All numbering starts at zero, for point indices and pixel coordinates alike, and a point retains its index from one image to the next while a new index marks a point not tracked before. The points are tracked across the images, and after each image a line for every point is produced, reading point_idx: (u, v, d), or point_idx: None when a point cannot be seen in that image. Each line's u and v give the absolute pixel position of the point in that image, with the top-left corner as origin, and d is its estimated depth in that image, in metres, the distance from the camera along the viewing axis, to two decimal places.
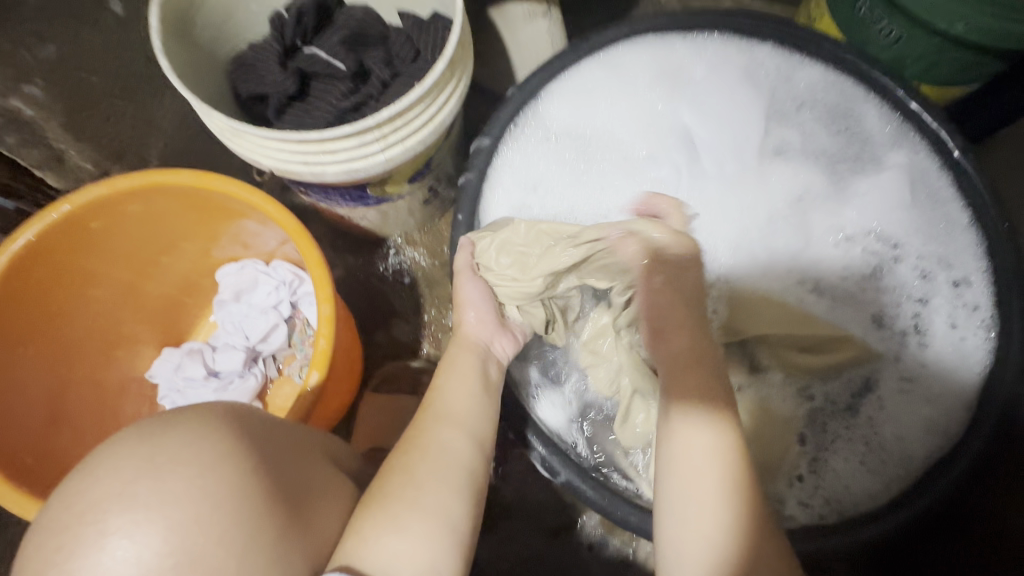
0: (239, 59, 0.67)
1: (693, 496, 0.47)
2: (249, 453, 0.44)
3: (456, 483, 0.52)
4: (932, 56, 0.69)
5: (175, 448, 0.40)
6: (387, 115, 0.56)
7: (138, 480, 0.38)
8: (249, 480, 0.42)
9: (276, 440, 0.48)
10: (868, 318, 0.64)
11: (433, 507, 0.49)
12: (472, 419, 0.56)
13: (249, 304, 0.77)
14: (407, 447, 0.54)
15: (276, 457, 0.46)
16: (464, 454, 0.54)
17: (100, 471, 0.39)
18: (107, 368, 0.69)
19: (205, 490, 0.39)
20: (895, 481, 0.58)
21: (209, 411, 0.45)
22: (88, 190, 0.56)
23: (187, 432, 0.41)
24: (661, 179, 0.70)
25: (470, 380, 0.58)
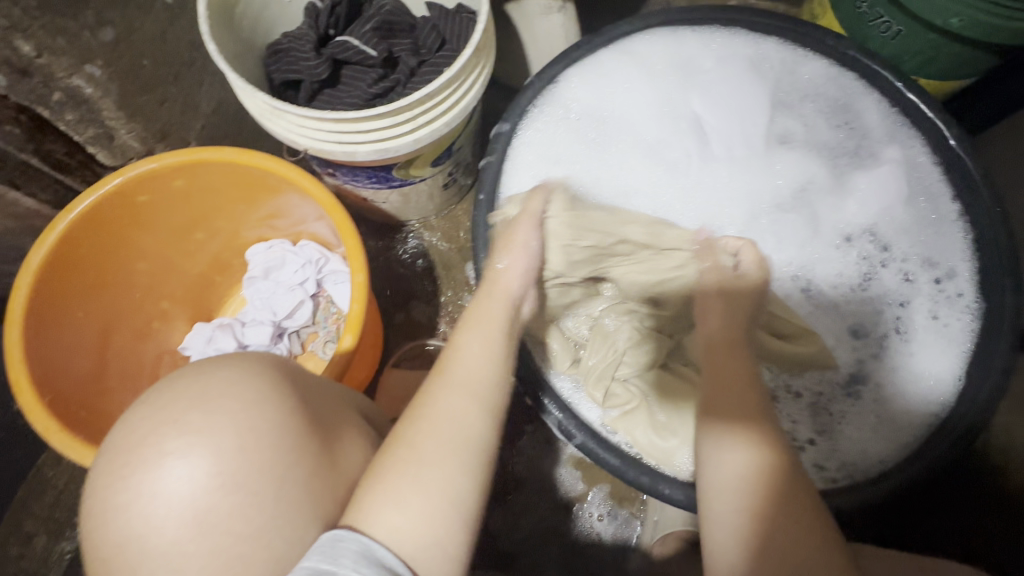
0: (274, 46, 0.71)
1: (728, 513, 0.49)
2: (292, 394, 0.47)
3: (461, 455, 0.48)
4: (929, 52, 0.73)
5: (222, 384, 0.45)
6: (417, 98, 0.60)
7: (192, 410, 0.43)
8: (291, 420, 0.45)
9: (316, 389, 0.51)
10: (844, 330, 0.68)
11: (435, 482, 0.46)
12: (483, 387, 0.52)
13: (277, 281, 0.81)
14: (415, 417, 0.50)
15: (316, 402, 0.49)
16: (473, 420, 0.50)
17: (164, 400, 0.44)
18: (146, 338, 0.73)
19: (248, 422, 0.43)
20: (897, 446, 0.62)
21: (254, 359, 0.48)
22: (140, 164, 0.61)
23: (234, 373, 0.46)
24: (674, 162, 0.74)
25: (492, 341, 0.55)
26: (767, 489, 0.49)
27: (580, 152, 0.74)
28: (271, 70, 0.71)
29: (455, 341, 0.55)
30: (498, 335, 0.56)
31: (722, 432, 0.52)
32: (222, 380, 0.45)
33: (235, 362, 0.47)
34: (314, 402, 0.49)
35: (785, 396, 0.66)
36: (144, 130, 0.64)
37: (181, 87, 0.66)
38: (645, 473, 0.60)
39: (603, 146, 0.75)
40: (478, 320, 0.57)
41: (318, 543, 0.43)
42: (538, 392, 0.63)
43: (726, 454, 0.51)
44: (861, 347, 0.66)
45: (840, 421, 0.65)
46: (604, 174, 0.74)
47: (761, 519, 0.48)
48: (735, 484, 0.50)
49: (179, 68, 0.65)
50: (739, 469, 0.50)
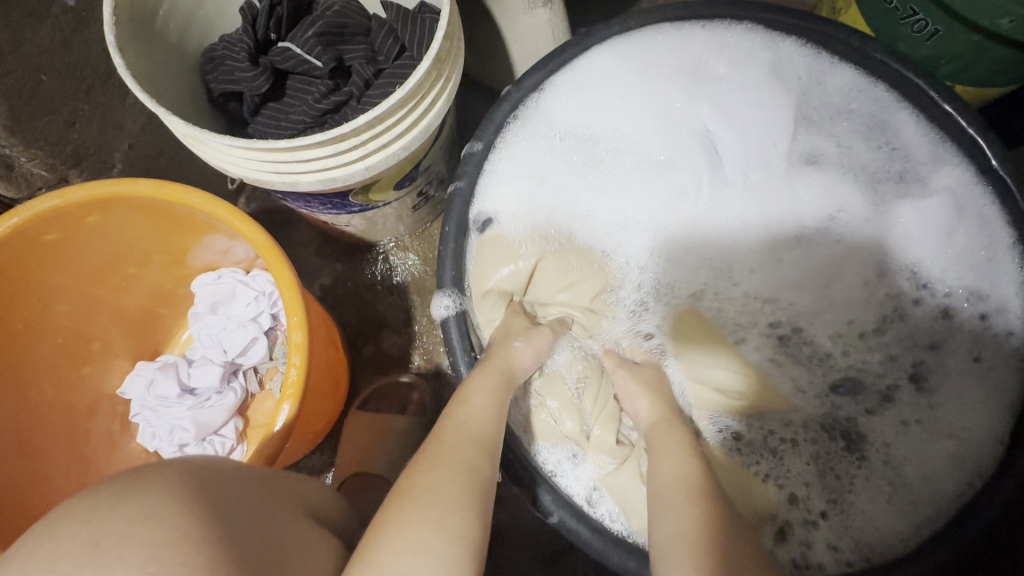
0: (208, 53, 0.61)
1: (661, 476, 0.49)
2: (217, 519, 0.37)
3: (478, 506, 0.44)
4: (969, 56, 0.63)
5: (123, 528, 0.33)
6: (364, 121, 0.50)
7: (79, 569, 0.32)
8: (221, 558, 0.35)
9: (246, 491, 0.42)
10: (824, 386, 0.60)
11: (457, 528, 0.42)
12: (489, 436, 0.49)
13: (227, 316, 0.72)
14: (424, 462, 0.46)
15: (249, 520, 0.40)
16: (479, 454, 0.48)
17: (36, 559, 0.32)
18: (75, 387, 0.65)
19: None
20: (926, 522, 0.53)
21: (171, 477, 0.38)
22: (39, 200, 0.51)
23: (145, 504, 0.35)
24: (680, 188, 0.65)
25: (496, 381, 0.53)
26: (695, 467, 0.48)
27: (569, 181, 0.65)
28: (206, 81, 0.62)
29: (460, 389, 0.53)
30: (498, 383, 0.53)
31: (652, 423, 0.55)
32: (127, 515, 0.34)
33: (149, 483, 0.37)
34: (247, 521, 0.40)
35: (787, 450, 0.59)
36: (50, 156, 0.55)
37: (98, 104, 0.58)
38: (631, 558, 0.51)
39: (595, 173, 0.65)
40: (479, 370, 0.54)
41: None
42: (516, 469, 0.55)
43: (663, 445, 0.51)
44: (849, 403, 0.59)
45: (855, 490, 0.56)
46: (596, 201, 0.65)
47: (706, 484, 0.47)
48: (670, 475, 0.48)
49: (92, 82, 0.56)
50: (672, 453, 0.50)
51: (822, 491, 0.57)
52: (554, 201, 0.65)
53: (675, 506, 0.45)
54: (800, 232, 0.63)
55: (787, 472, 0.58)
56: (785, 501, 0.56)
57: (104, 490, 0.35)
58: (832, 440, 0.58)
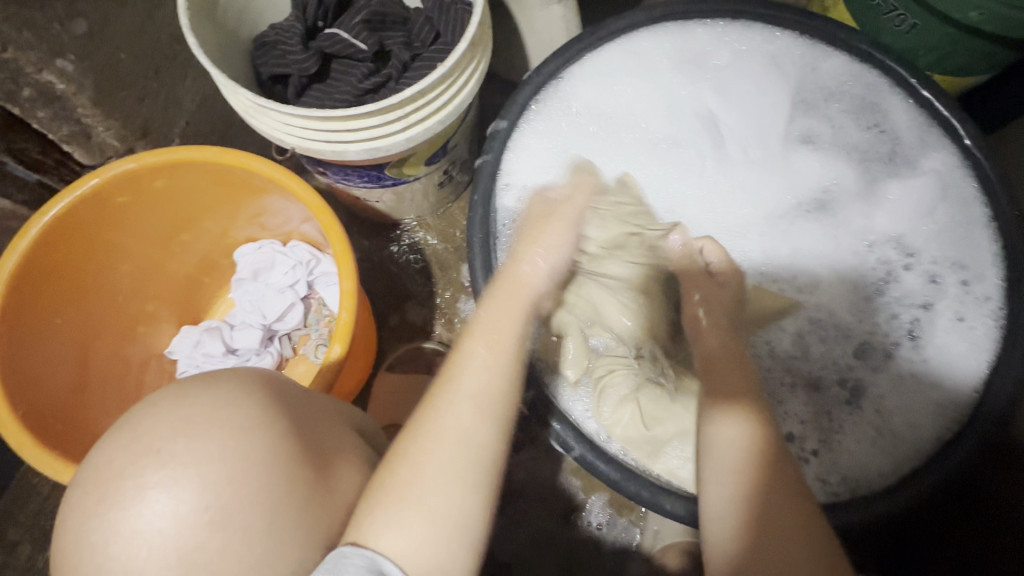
0: (260, 39, 0.68)
1: (720, 478, 0.51)
2: (286, 413, 0.44)
3: (467, 479, 0.46)
4: (946, 47, 0.69)
5: (211, 410, 0.40)
6: (410, 94, 0.56)
7: (176, 439, 0.39)
8: (288, 445, 0.42)
9: (306, 398, 0.48)
10: (853, 348, 0.64)
11: (438, 508, 0.44)
12: (490, 402, 0.49)
13: (267, 283, 0.78)
14: (417, 434, 0.48)
15: (312, 421, 0.46)
16: (477, 435, 0.48)
17: (135, 431, 0.39)
18: (130, 343, 0.71)
19: (240, 451, 0.39)
20: (908, 461, 0.59)
21: (243, 374, 0.45)
22: (116, 164, 0.58)
23: (223, 395, 0.41)
24: (685, 162, 0.71)
25: (499, 351, 0.52)
26: (742, 472, 0.51)
27: (591, 152, 0.71)
28: (257, 64, 0.68)
29: (462, 343, 0.53)
30: (508, 362, 0.52)
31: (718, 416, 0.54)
32: (210, 402, 0.41)
33: (226, 377, 0.44)
34: (311, 422, 0.46)
35: (783, 392, 0.64)
36: (122, 127, 0.62)
37: (162, 83, 0.64)
38: (645, 487, 0.57)
39: (610, 144, 0.71)
40: (486, 323, 0.53)
41: (326, 561, 0.41)
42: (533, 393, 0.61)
43: (717, 429, 0.53)
44: (861, 365, 0.63)
45: (843, 432, 0.61)
46: (613, 171, 0.70)
47: (752, 491, 0.50)
48: (727, 461, 0.51)
49: (159, 62, 0.62)
50: (729, 446, 0.52)
51: (811, 434, 0.62)
52: (573, 169, 0.70)
53: (720, 504, 0.51)
54: (796, 201, 0.69)
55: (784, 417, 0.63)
56: (780, 440, 0.62)
57: (192, 383, 0.42)
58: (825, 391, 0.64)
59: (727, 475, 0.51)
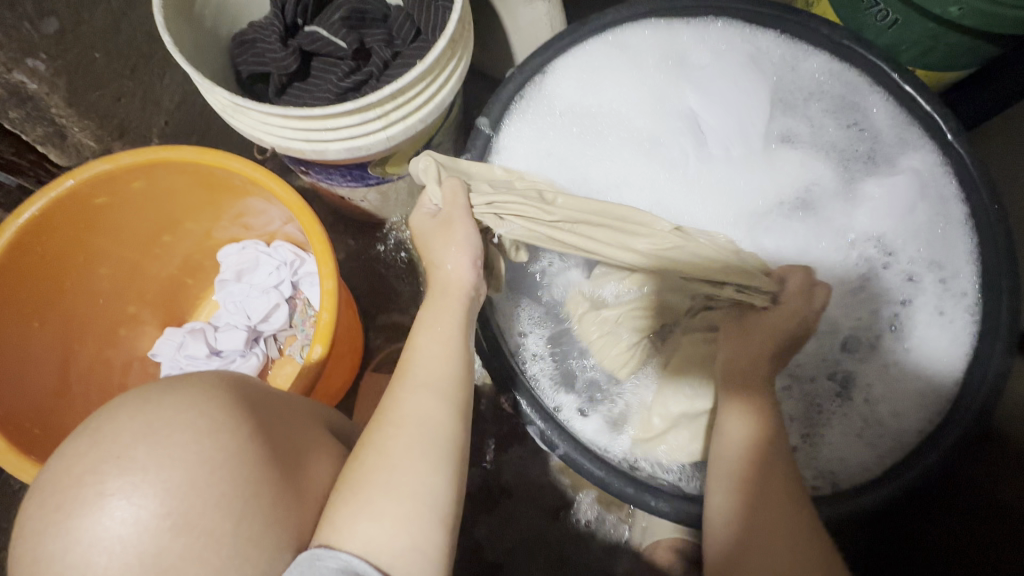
0: (239, 37, 0.67)
1: (720, 475, 0.53)
2: (249, 416, 0.44)
3: (435, 455, 0.48)
4: (928, 42, 0.69)
5: (174, 415, 0.40)
6: (390, 92, 0.56)
7: (136, 444, 0.38)
8: (251, 446, 0.42)
9: (271, 404, 0.48)
10: (834, 344, 0.64)
11: (409, 488, 0.45)
12: (447, 384, 0.51)
13: (251, 284, 0.77)
14: (382, 421, 0.49)
15: (276, 423, 0.46)
16: (439, 416, 0.49)
17: (105, 432, 0.38)
18: (112, 346, 0.71)
19: (203, 454, 0.39)
20: (889, 454, 0.59)
21: (205, 380, 0.44)
22: (91, 165, 0.57)
23: (184, 399, 0.41)
24: (669, 159, 0.70)
25: (450, 337, 0.54)
26: (740, 469, 0.52)
27: (576, 149, 0.70)
28: (236, 63, 0.67)
29: (415, 336, 0.54)
30: (458, 347, 0.54)
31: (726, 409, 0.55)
32: (171, 409, 0.40)
33: (187, 382, 0.43)
34: (278, 429, 0.46)
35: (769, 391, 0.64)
36: (98, 128, 0.61)
37: (139, 82, 0.63)
38: (630, 485, 0.57)
39: (595, 140, 0.71)
40: (434, 311, 0.55)
41: (296, 564, 0.41)
42: (512, 391, 0.59)
43: (727, 427, 0.54)
44: (844, 358, 0.63)
45: (830, 427, 0.62)
46: (596, 169, 0.70)
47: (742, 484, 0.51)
48: (730, 468, 0.52)
49: (135, 61, 0.62)
50: (735, 441, 0.53)
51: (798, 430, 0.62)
52: (559, 164, 0.70)
53: (719, 498, 0.52)
54: (782, 199, 0.69)
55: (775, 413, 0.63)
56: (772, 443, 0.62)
57: (151, 388, 0.41)
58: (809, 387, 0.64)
59: (728, 485, 0.52)
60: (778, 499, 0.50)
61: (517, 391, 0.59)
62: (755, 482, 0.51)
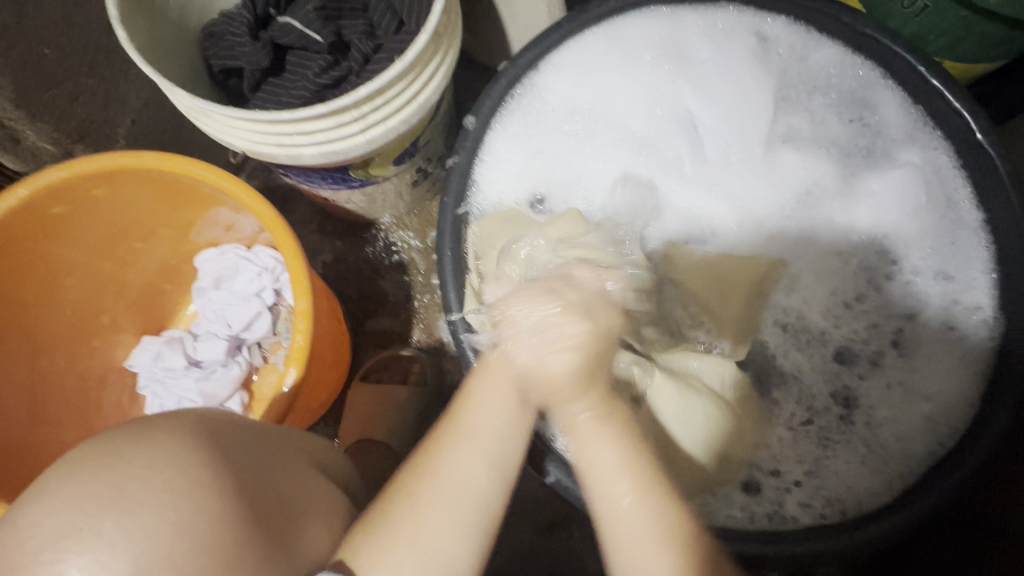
0: (209, 29, 0.63)
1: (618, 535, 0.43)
2: (225, 469, 0.40)
3: (468, 523, 0.43)
4: (958, 32, 0.61)
5: (144, 475, 0.36)
6: (366, 94, 0.51)
7: (103, 513, 0.34)
8: (230, 509, 0.38)
9: (243, 445, 0.44)
10: (829, 356, 0.60)
11: (431, 549, 0.42)
12: (494, 440, 0.45)
13: (231, 291, 0.73)
14: (417, 468, 0.45)
15: (251, 468, 0.42)
16: (477, 481, 0.44)
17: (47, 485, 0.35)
18: (88, 357, 0.68)
19: (177, 525, 0.36)
20: (902, 481, 0.54)
21: (177, 427, 0.40)
22: (47, 172, 0.54)
23: (159, 456, 0.37)
24: (660, 164, 0.66)
25: (501, 395, 0.46)
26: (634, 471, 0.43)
27: (561, 163, 0.66)
28: (207, 56, 0.62)
29: (470, 380, 0.47)
30: (511, 400, 0.46)
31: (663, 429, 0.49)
32: (142, 470, 0.36)
33: (157, 431, 0.39)
34: (255, 475, 0.42)
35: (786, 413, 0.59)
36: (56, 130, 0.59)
37: (99, 79, 0.61)
38: None
39: (580, 144, 0.67)
40: (495, 373, 0.46)
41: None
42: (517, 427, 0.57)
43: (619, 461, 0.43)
44: (845, 372, 0.59)
45: (834, 450, 0.57)
46: (581, 168, 0.67)
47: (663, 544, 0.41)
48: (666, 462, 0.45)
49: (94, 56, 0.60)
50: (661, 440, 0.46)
51: (803, 461, 0.57)
52: (547, 173, 0.66)
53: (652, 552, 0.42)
54: (782, 208, 0.63)
55: (796, 437, 0.58)
56: (768, 472, 0.57)
57: (130, 439, 0.37)
58: (832, 406, 0.59)
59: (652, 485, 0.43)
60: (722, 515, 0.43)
61: None
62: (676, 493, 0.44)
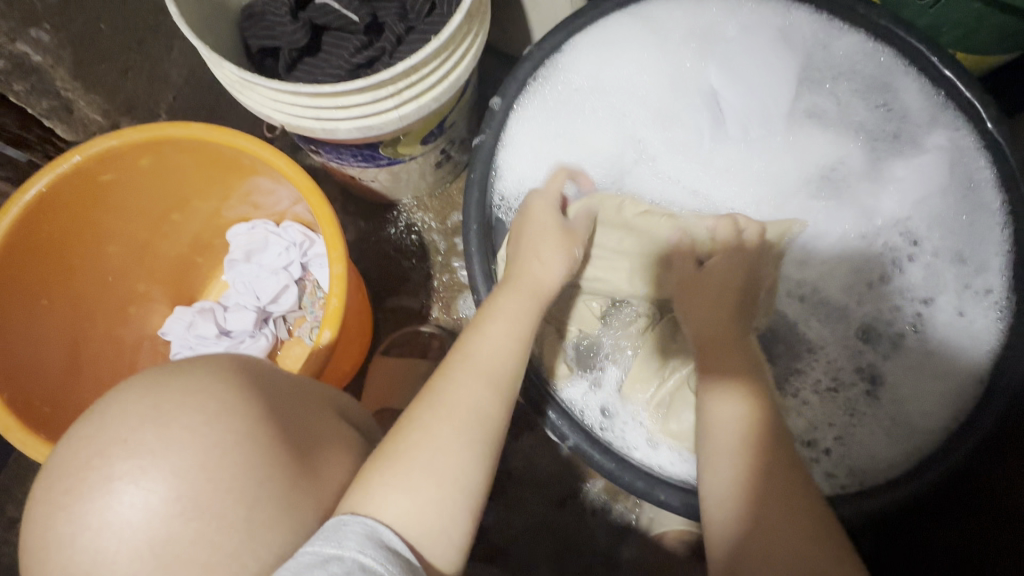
0: (249, 9, 0.65)
1: (728, 469, 0.48)
2: (257, 396, 0.42)
3: (473, 444, 0.46)
4: (970, 24, 0.63)
5: (180, 395, 0.38)
6: (402, 69, 0.54)
7: (144, 426, 0.36)
8: (263, 429, 0.40)
9: (282, 387, 0.46)
10: (852, 330, 0.62)
11: (444, 473, 0.44)
12: (502, 374, 0.50)
13: (260, 264, 0.76)
14: (429, 403, 0.47)
15: (286, 406, 0.44)
16: (489, 405, 0.48)
17: (105, 419, 0.37)
18: (123, 324, 0.71)
19: (210, 438, 0.37)
20: (915, 454, 0.57)
21: (214, 362, 0.42)
22: (98, 140, 0.57)
23: (194, 381, 0.39)
24: (688, 142, 0.67)
25: (516, 329, 0.53)
26: (737, 462, 0.47)
27: (593, 140, 0.67)
28: (246, 35, 0.66)
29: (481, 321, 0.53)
30: (522, 335, 0.53)
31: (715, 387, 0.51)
32: (179, 391, 0.39)
33: (196, 362, 0.42)
34: (295, 415, 0.44)
35: (798, 389, 0.61)
36: (105, 102, 0.63)
37: (146, 55, 0.64)
38: (640, 478, 0.56)
39: (606, 118, 0.68)
40: (512, 303, 0.54)
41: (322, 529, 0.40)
42: (542, 404, 0.58)
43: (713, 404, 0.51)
44: (868, 350, 0.61)
45: (853, 424, 0.59)
46: (596, 145, 0.67)
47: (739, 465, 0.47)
48: (728, 440, 0.48)
49: (143, 33, 0.63)
50: (726, 425, 0.49)
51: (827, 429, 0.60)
52: (573, 149, 0.67)
53: (721, 478, 0.48)
54: (810, 177, 0.65)
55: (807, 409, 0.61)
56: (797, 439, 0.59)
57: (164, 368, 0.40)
58: (854, 384, 0.60)
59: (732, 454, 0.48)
60: (775, 483, 0.46)
61: (539, 394, 0.59)
62: (755, 465, 0.47)
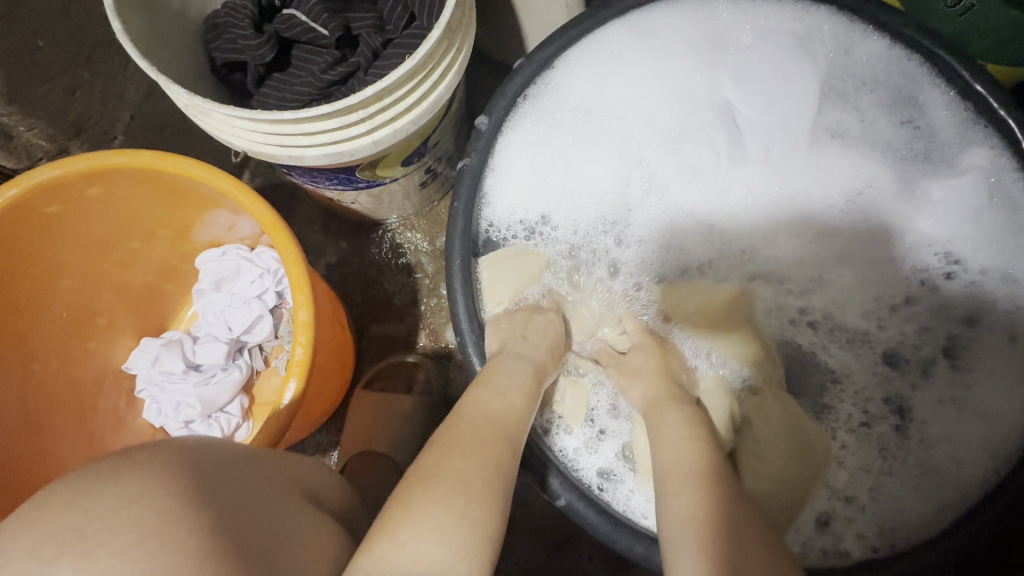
0: (211, 19, 0.60)
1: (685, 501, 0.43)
2: (204, 499, 0.36)
3: (485, 494, 0.43)
4: (1006, 31, 0.56)
5: (109, 511, 0.32)
6: (372, 92, 0.48)
7: (61, 556, 0.30)
8: (212, 540, 0.35)
9: (233, 470, 0.40)
10: (879, 357, 0.56)
11: (470, 511, 0.42)
12: (509, 421, 0.49)
13: (232, 293, 0.71)
14: (437, 445, 0.46)
15: (237, 499, 0.39)
16: (500, 451, 0.46)
17: (20, 517, 0.32)
18: (80, 361, 0.65)
19: (143, 564, 0.32)
20: (952, 508, 0.51)
21: (155, 459, 0.36)
22: (40, 170, 0.51)
23: (128, 489, 0.33)
24: (697, 166, 0.61)
25: (508, 388, 0.51)
26: (694, 493, 0.43)
27: (590, 165, 0.62)
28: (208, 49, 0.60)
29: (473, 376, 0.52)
30: (523, 385, 0.52)
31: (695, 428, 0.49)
32: (109, 506, 0.33)
33: (133, 460, 0.36)
34: (246, 502, 0.39)
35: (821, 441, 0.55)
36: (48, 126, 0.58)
37: None
38: (638, 542, 0.50)
39: (604, 140, 0.62)
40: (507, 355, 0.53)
41: None
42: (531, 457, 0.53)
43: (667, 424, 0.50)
44: (897, 377, 0.55)
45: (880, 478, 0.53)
46: (595, 174, 0.62)
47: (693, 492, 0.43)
48: (678, 475, 0.45)
49: None
50: (681, 458, 0.46)
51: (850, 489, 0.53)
52: (566, 177, 0.62)
53: (684, 509, 0.43)
54: (831, 203, 0.59)
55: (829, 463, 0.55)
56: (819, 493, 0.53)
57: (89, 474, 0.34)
58: (887, 426, 0.54)
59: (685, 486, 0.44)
60: (745, 527, 0.41)
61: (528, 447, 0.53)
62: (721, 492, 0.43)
